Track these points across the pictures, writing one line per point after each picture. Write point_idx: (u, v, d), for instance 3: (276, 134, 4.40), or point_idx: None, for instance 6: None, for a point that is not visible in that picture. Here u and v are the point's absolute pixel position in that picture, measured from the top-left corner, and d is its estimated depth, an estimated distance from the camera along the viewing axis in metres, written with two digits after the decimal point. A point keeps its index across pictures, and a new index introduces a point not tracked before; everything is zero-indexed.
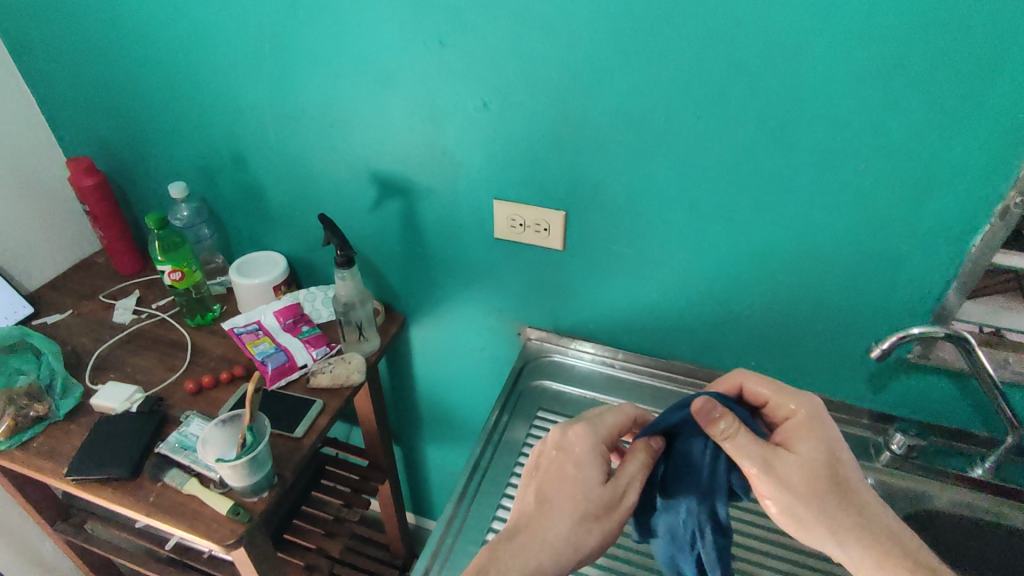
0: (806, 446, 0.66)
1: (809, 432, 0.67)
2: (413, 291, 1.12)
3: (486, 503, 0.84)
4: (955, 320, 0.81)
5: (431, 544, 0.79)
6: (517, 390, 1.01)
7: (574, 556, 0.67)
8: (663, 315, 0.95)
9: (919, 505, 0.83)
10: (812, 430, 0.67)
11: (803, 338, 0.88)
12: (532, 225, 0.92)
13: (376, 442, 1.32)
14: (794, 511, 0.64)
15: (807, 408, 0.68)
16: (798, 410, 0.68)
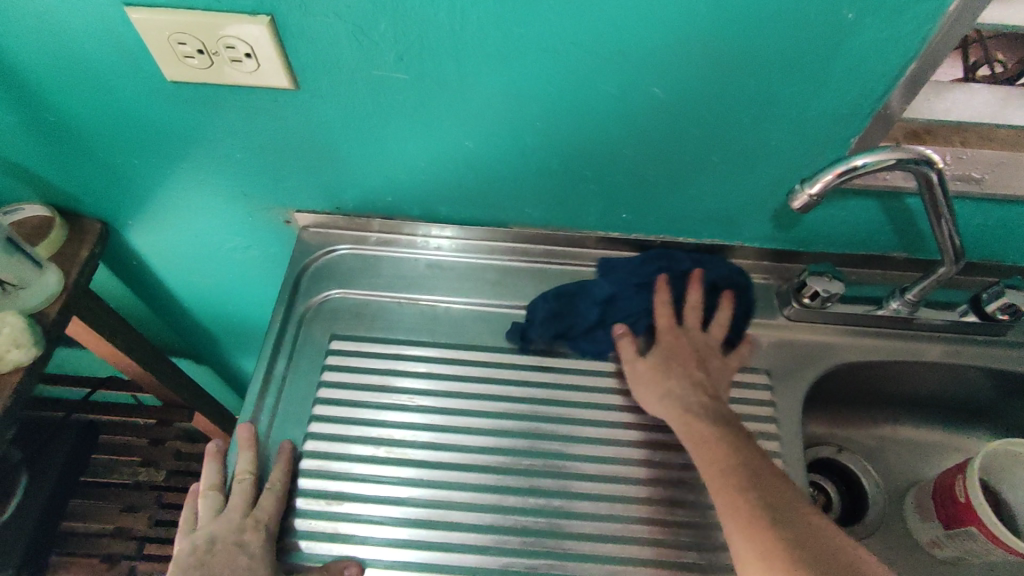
0: (657, 351, 0.62)
1: (654, 387, 0.61)
2: (93, 184, 0.68)
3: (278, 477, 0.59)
4: (923, 109, 0.56)
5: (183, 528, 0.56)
6: (296, 313, 0.67)
7: (203, 558, 0.53)
8: (490, 171, 0.61)
9: (828, 362, 0.67)
10: (660, 381, 0.61)
11: (689, 175, 0.60)
12: (218, 48, 0.49)
13: (154, 383, 0.97)
14: (692, 429, 0.57)
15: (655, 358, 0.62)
16: (648, 358, 0.62)
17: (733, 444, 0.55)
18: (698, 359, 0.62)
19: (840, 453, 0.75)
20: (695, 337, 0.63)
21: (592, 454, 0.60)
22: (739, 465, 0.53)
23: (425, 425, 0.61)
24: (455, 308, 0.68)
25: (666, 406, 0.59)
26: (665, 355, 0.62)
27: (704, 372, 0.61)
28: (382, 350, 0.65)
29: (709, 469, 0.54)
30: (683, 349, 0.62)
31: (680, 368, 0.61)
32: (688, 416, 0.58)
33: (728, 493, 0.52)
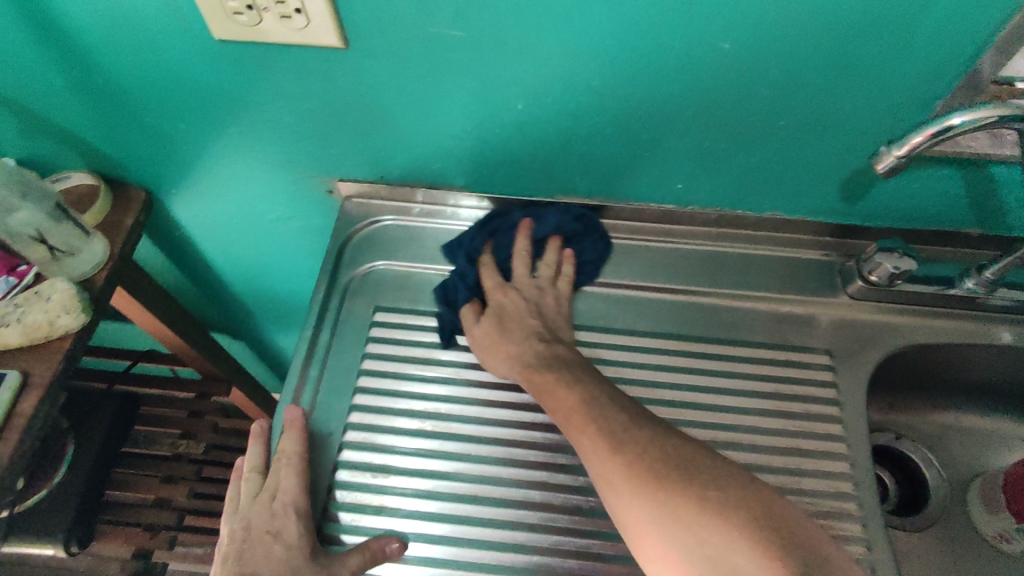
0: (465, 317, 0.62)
1: (496, 346, 0.60)
2: (139, 151, 0.67)
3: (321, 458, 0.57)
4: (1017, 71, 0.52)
5: (230, 509, 0.57)
6: (339, 283, 0.66)
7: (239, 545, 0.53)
8: (542, 137, 0.58)
9: (893, 343, 0.63)
10: (500, 346, 0.60)
11: (753, 141, 0.57)
12: (269, 4, 0.47)
13: (195, 355, 0.98)
14: (533, 376, 0.57)
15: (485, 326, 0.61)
16: (481, 326, 0.61)
17: (576, 386, 0.54)
18: (535, 313, 0.62)
19: (899, 441, 0.72)
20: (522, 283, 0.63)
21: None
22: (568, 401, 0.54)
23: (472, 399, 0.59)
24: (500, 281, 0.66)
25: (522, 344, 0.59)
26: (527, 302, 0.62)
27: (559, 326, 0.62)
28: (427, 322, 0.63)
29: (558, 413, 0.54)
30: (514, 311, 0.62)
31: (528, 322, 0.61)
32: (530, 364, 0.58)
33: (594, 440, 0.50)
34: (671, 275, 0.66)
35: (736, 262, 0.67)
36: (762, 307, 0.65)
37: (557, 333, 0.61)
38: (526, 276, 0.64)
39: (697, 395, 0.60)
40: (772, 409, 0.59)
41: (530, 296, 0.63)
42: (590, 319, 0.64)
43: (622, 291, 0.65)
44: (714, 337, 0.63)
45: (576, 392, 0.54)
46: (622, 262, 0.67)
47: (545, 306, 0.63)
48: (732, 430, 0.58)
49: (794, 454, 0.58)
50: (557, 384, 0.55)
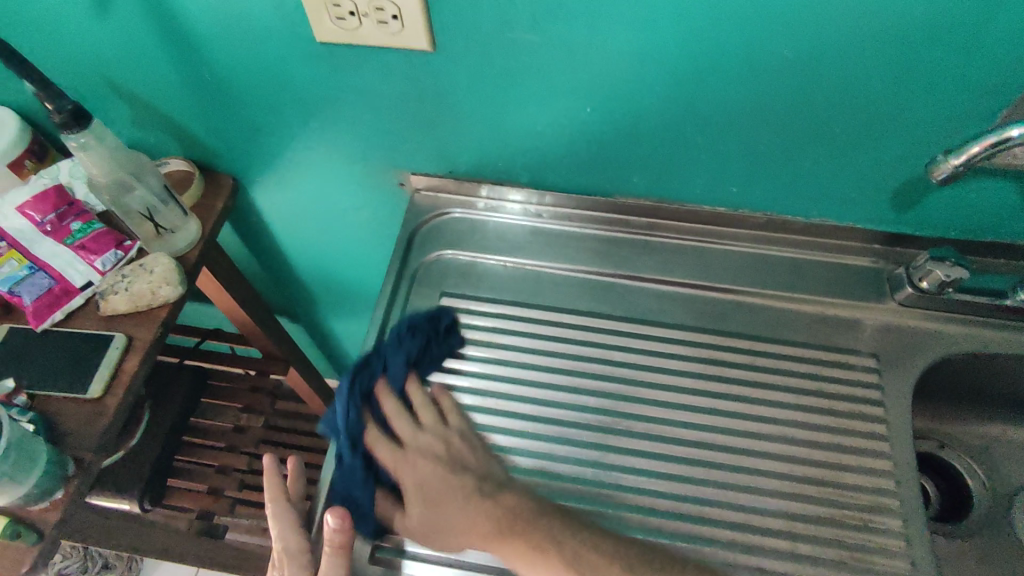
0: (396, 460, 0.59)
1: (414, 494, 0.58)
2: (233, 140, 0.74)
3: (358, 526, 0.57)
4: None
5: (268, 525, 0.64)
6: (408, 269, 0.71)
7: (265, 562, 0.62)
8: (605, 137, 0.62)
9: (943, 350, 0.65)
10: (398, 470, 0.58)
11: (810, 147, 0.59)
12: (369, 10, 0.53)
13: (261, 334, 1.05)
14: (437, 516, 0.57)
15: (407, 477, 0.58)
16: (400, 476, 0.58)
17: (465, 500, 0.57)
18: (454, 468, 0.58)
19: (942, 449, 0.73)
20: (422, 437, 0.59)
21: (693, 422, 0.61)
22: (468, 520, 0.56)
23: (529, 381, 0.63)
24: (557, 273, 0.70)
25: (438, 491, 0.58)
26: (432, 458, 0.59)
27: (468, 459, 0.59)
28: (489, 308, 0.68)
29: (449, 518, 0.56)
30: (440, 483, 0.58)
31: (433, 489, 0.58)
32: (437, 506, 0.57)
33: (484, 533, 0.55)
34: (723, 274, 0.69)
35: (786, 264, 0.69)
36: (810, 309, 0.67)
37: (483, 474, 0.58)
38: (413, 431, 0.60)
39: (745, 389, 0.63)
40: (817, 407, 0.62)
41: (432, 450, 0.59)
42: (641, 312, 0.67)
43: (673, 288, 0.69)
44: (762, 335, 0.66)
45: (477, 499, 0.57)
46: (675, 260, 0.70)
47: (450, 445, 0.59)
48: (780, 424, 0.61)
49: (839, 450, 0.60)
50: (448, 510, 0.57)
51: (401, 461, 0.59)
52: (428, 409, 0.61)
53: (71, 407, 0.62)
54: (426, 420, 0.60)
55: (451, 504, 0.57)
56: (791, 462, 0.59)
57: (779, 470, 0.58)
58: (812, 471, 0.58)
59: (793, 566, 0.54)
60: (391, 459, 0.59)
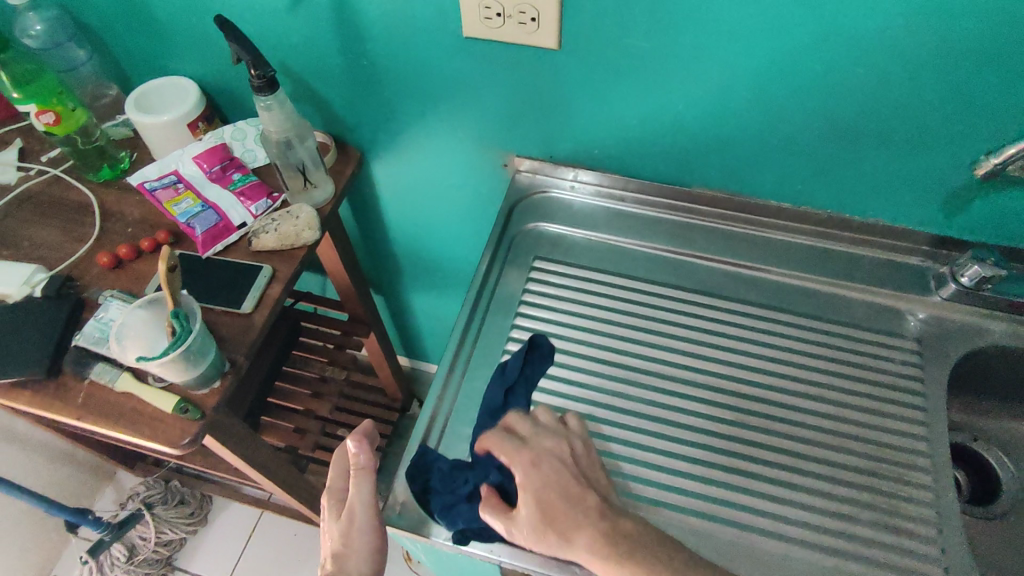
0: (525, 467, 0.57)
1: (544, 497, 0.56)
2: (368, 119, 0.88)
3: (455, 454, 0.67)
4: None
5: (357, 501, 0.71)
6: (507, 236, 0.83)
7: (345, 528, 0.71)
8: (691, 132, 0.73)
9: (979, 341, 0.73)
10: (519, 461, 0.57)
11: (870, 151, 0.69)
12: (513, 13, 0.66)
13: (354, 296, 1.18)
14: (548, 509, 0.55)
15: (539, 478, 0.56)
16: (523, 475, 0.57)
17: (591, 487, 0.57)
18: (576, 474, 0.57)
19: (976, 442, 0.81)
20: (545, 443, 0.59)
21: (748, 379, 0.70)
22: (589, 498, 0.56)
23: (607, 333, 0.74)
24: (635, 249, 0.81)
25: (567, 475, 0.57)
26: (561, 464, 0.57)
27: (593, 480, 0.58)
28: (576, 273, 0.79)
29: (574, 510, 0.55)
30: (560, 482, 0.56)
31: (565, 504, 0.55)
32: (569, 493, 0.56)
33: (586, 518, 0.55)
34: (782, 261, 0.79)
35: (841, 258, 0.78)
36: (861, 298, 0.76)
37: (604, 495, 0.57)
38: (533, 429, 0.60)
39: (796, 357, 0.72)
40: (863, 380, 0.70)
41: (555, 454, 0.58)
42: (706, 286, 0.78)
43: (738, 270, 0.79)
44: (815, 315, 0.75)
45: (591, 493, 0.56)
46: (740, 246, 0.80)
47: (567, 452, 0.59)
48: (826, 388, 0.70)
49: (879, 415, 0.68)
50: (564, 499, 0.56)
51: (523, 453, 0.58)
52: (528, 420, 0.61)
53: (227, 319, 0.75)
54: (531, 433, 0.60)
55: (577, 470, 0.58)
56: (835, 421, 0.68)
57: (825, 426, 0.67)
58: (853, 430, 0.67)
59: (834, 505, 0.62)
60: (517, 459, 0.57)
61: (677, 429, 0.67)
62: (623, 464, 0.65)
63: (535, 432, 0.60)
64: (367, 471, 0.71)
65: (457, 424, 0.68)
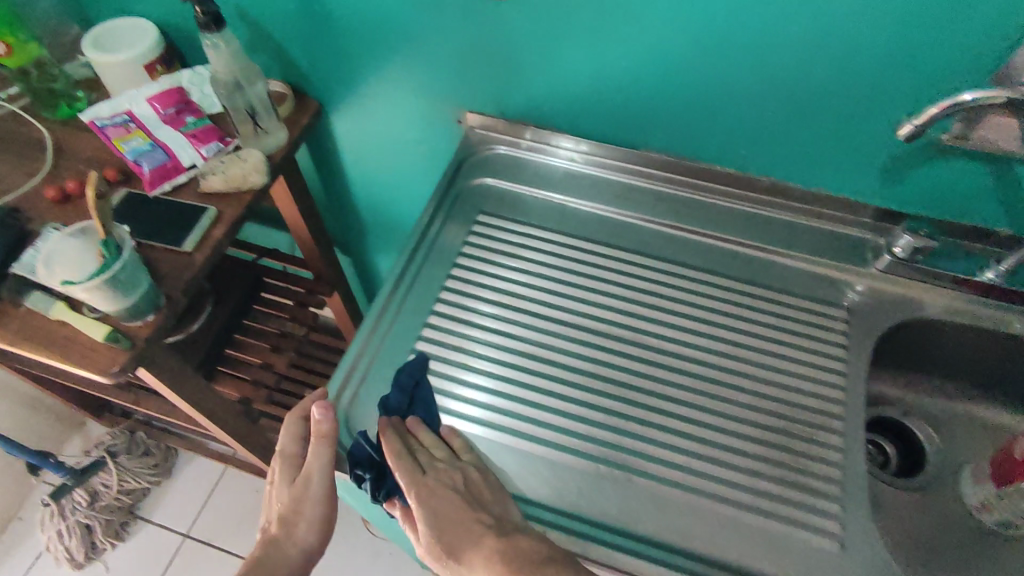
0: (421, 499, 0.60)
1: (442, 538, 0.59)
2: (325, 69, 0.88)
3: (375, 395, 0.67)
4: None
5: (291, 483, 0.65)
6: (453, 190, 0.83)
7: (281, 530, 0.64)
8: (637, 91, 0.74)
9: (910, 313, 0.73)
10: (414, 492, 0.61)
11: (809, 117, 0.69)
12: None
13: (317, 254, 1.19)
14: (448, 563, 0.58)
15: (426, 507, 0.60)
16: (410, 499, 0.61)
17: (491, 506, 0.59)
18: (477, 506, 0.59)
19: (906, 417, 0.82)
20: (437, 465, 0.61)
21: (674, 338, 0.71)
22: (483, 523, 0.58)
23: (539, 287, 0.75)
24: (579, 209, 0.81)
25: (455, 498, 0.59)
26: (458, 488, 0.60)
27: (489, 501, 0.59)
28: (517, 228, 0.80)
29: (483, 545, 0.57)
30: (456, 512, 0.59)
31: (467, 522, 0.58)
32: (462, 522, 0.59)
33: (487, 552, 0.56)
34: (723, 227, 0.79)
35: (783, 226, 0.79)
36: (798, 266, 0.77)
37: (500, 514, 0.59)
38: (426, 462, 0.61)
39: (725, 319, 0.73)
40: (788, 344, 0.71)
41: (447, 483, 0.60)
42: (645, 248, 0.79)
43: (676, 232, 0.80)
44: (750, 281, 0.76)
45: (482, 516, 0.58)
46: (683, 210, 0.81)
47: (466, 476, 0.61)
48: (752, 350, 0.71)
49: (802, 377, 0.69)
50: (460, 543, 0.58)
51: (417, 488, 0.61)
52: (420, 437, 0.63)
53: (168, 256, 0.75)
54: (425, 459, 0.62)
55: (478, 484, 0.60)
56: (756, 381, 0.68)
57: (746, 386, 0.68)
58: (772, 391, 0.68)
59: (743, 460, 0.63)
60: (414, 490, 0.61)
61: (604, 381, 0.68)
62: (540, 412, 0.65)
63: (431, 454, 0.62)
64: (328, 439, 0.62)
65: (382, 366, 0.69)
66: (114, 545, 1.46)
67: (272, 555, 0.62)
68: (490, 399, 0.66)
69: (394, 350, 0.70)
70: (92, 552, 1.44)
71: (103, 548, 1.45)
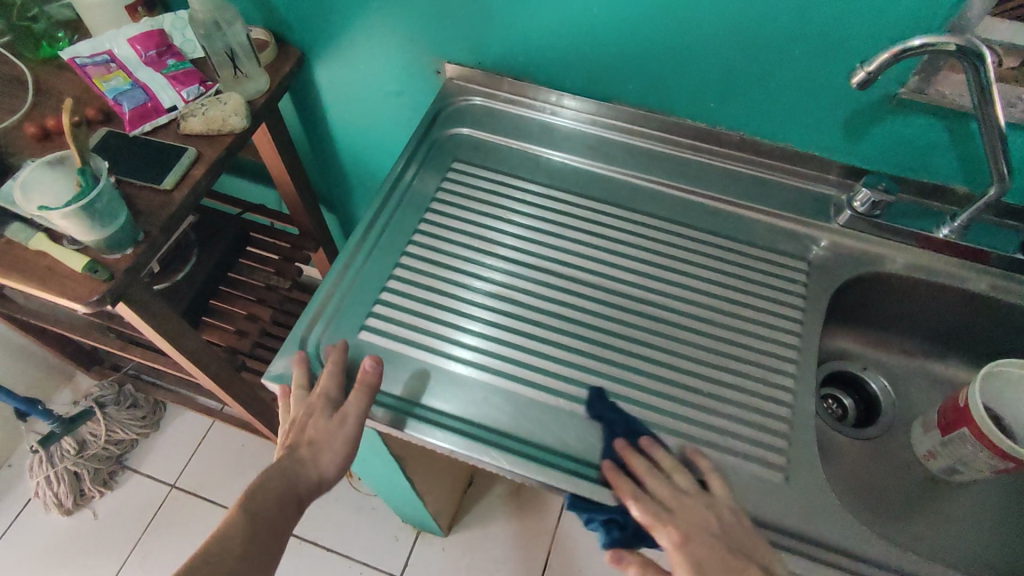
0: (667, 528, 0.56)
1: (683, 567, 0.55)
2: (306, 16, 0.89)
3: (346, 327, 0.69)
4: (998, 45, 0.62)
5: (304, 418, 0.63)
6: (430, 138, 0.84)
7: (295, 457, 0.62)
8: (608, 41, 0.75)
9: (868, 267, 0.76)
10: (661, 530, 0.56)
11: (775, 70, 0.70)
12: None
13: (300, 208, 1.20)
14: None
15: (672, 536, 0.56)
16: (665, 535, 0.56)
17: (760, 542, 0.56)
18: (729, 545, 0.55)
19: (864, 370, 0.85)
20: (674, 497, 0.57)
21: (637, 283, 0.74)
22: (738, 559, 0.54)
23: (509, 232, 0.77)
24: (552, 159, 0.83)
25: (702, 517, 0.56)
26: (716, 520, 0.56)
27: (750, 546, 0.55)
28: (490, 176, 0.81)
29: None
30: (712, 552, 0.55)
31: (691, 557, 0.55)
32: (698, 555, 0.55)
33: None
34: (693, 180, 0.81)
35: (751, 181, 0.80)
36: (763, 220, 0.79)
37: (762, 559, 0.55)
38: (671, 489, 0.58)
39: (689, 268, 0.75)
40: (749, 293, 0.73)
41: (699, 522, 0.56)
42: (616, 199, 0.80)
43: (647, 184, 0.81)
44: (716, 233, 0.78)
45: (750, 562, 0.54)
46: (654, 164, 0.82)
47: (715, 512, 0.57)
48: (713, 297, 0.73)
49: (760, 325, 0.71)
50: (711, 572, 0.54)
51: (670, 527, 0.56)
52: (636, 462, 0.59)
53: (148, 193, 0.76)
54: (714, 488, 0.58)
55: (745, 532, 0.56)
56: (715, 326, 0.71)
57: (704, 330, 0.70)
58: (729, 335, 0.70)
59: (697, 398, 0.66)
60: (661, 528, 0.56)
61: (576, 325, 0.70)
62: (504, 349, 0.68)
63: (670, 485, 0.58)
64: (370, 387, 0.62)
65: (354, 302, 0.71)
66: (102, 493, 1.50)
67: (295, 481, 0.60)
68: (453, 335, 0.68)
69: (364, 290, 0.72)
70: (81, 500, 1.48)
71: (92, 495, 1.49)
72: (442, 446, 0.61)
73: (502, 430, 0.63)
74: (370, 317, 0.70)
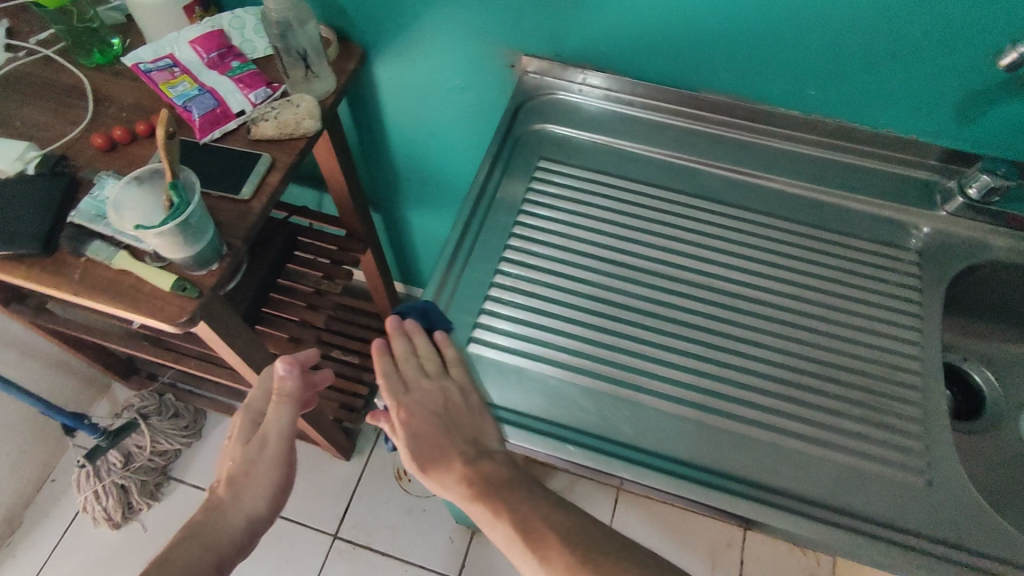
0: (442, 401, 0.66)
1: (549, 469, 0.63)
2: (371, 11, 0.85)
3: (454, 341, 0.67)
4: None
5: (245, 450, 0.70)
6: (511, 137, 0.81)
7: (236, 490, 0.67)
8: (705, 28, 0.71)
9: (978, 256, 0.73)
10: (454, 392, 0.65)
11: (888, 53, 0.67)
12: None
13: (352, 209, 1.16)
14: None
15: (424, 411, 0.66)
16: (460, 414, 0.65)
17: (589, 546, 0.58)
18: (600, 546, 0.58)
19: (965, 361, 0.83)
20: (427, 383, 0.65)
21: (745, 281, 0.71)
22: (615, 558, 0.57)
23: (606, 232, 0.74)
24: (639, 153, 0.80)
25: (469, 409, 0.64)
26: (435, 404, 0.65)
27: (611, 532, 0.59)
28: (579, 174, 0.78)
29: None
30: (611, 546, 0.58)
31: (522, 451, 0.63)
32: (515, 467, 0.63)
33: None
34: (789, 171, 0.78)
35: (850, 171, 0.78)
36: (866, 210, 0.76)
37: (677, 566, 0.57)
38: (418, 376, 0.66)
39: (795, 263, 0.72)
40: (862, 288, 0.70)
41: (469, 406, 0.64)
42: (709, 193, 0.77)
43: (740, 177, 0.78)
44: (817, 226, 0.75)
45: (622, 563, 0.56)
46: (746, 155, 0.79)
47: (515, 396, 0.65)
48: (825, 292, 0.70)
49: (875, 320, 0.68)
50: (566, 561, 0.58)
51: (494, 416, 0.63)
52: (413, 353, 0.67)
53: (226, 205, 0.73)
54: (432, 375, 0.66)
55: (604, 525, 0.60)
56: (830, 322, 0.68)
57: (820, 327, 0.68)
58: (844, 332, 0.68)
59: (822, 400, 0.63)
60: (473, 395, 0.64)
61: (691, 328, 0.67)
62: (618, 356, 0.65)
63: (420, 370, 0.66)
64: (289, 398, 0.70)
65: (458, 313, 0.68)
66: (149, 506, 1.48)
67: (213, 521, 0.65)
68: (564, 343, 0.66)
69: (467, 299, 0.69)
70: (128, 513, 1.45)
71: (140, 508, 1.46)
72: (555, 455, 0.60)
73: (625, 441, 0.61)
74: (478, 328, 0.67)
